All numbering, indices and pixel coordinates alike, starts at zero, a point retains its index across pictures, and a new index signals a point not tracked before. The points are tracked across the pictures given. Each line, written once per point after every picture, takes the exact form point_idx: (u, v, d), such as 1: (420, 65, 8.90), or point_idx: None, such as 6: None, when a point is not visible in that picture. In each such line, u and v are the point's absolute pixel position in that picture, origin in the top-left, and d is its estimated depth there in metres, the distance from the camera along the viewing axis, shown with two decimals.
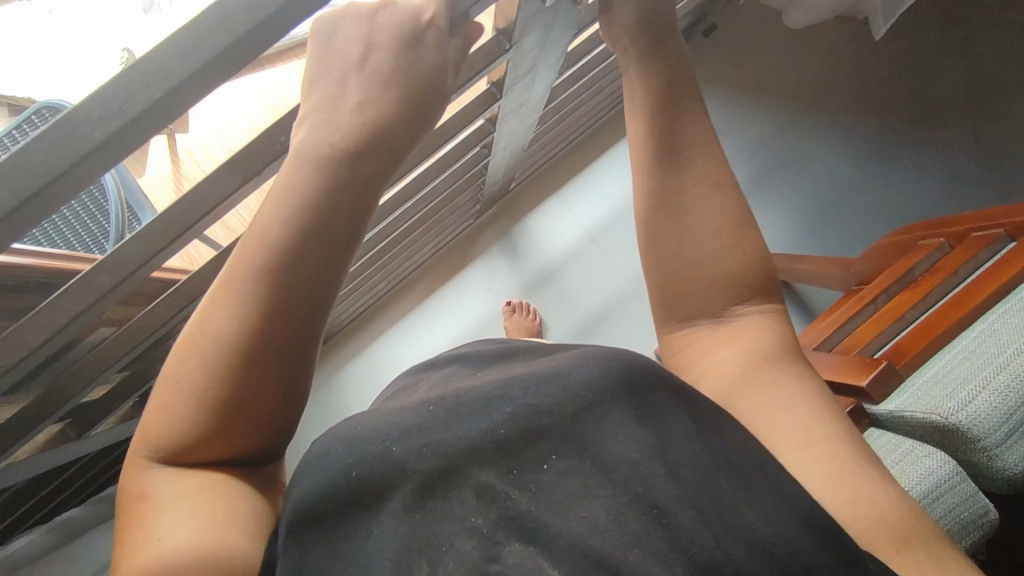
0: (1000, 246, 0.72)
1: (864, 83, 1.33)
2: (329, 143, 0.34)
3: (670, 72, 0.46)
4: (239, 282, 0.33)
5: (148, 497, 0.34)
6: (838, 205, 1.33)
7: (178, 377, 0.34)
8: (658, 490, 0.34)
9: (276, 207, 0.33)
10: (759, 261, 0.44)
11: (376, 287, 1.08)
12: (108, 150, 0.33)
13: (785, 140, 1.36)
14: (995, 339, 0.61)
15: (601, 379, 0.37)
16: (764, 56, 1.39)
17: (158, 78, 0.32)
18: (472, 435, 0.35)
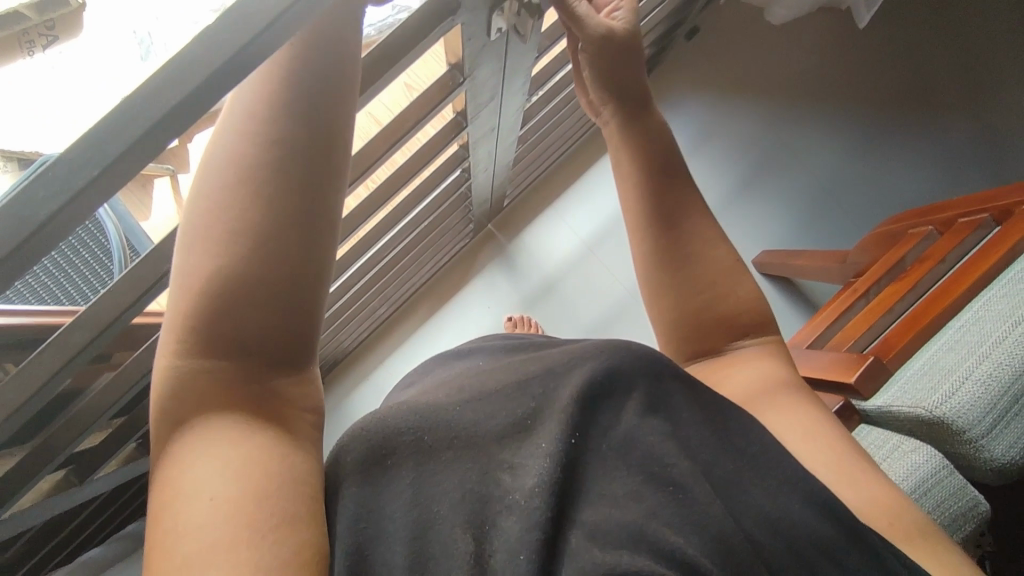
0: (986, 231, 0.78)
1: (837, 79, 1.37)
2: (290, 71, 0.31)
3: (622, 104, 0.51)
4: (252, 168, 0.31)
5: (173, 406, 0.32)
6: (831, 197, 1.34)
7: (198, 282, 0.31)
8: (674, 468, 0.37)
9: (244, 142, 0.31)
10: (754, 302, 0.50)
11: (376, 312, 1.10)
12: (83, 204, 0.25)
13: (770, 138, 1.37)
14: (979, 328, 0.64)
15: (616, 370, 0.41)
16: (742, 57, 1.39)
17: (150, 108, 0.25)
18: (502, 425, 0.40)
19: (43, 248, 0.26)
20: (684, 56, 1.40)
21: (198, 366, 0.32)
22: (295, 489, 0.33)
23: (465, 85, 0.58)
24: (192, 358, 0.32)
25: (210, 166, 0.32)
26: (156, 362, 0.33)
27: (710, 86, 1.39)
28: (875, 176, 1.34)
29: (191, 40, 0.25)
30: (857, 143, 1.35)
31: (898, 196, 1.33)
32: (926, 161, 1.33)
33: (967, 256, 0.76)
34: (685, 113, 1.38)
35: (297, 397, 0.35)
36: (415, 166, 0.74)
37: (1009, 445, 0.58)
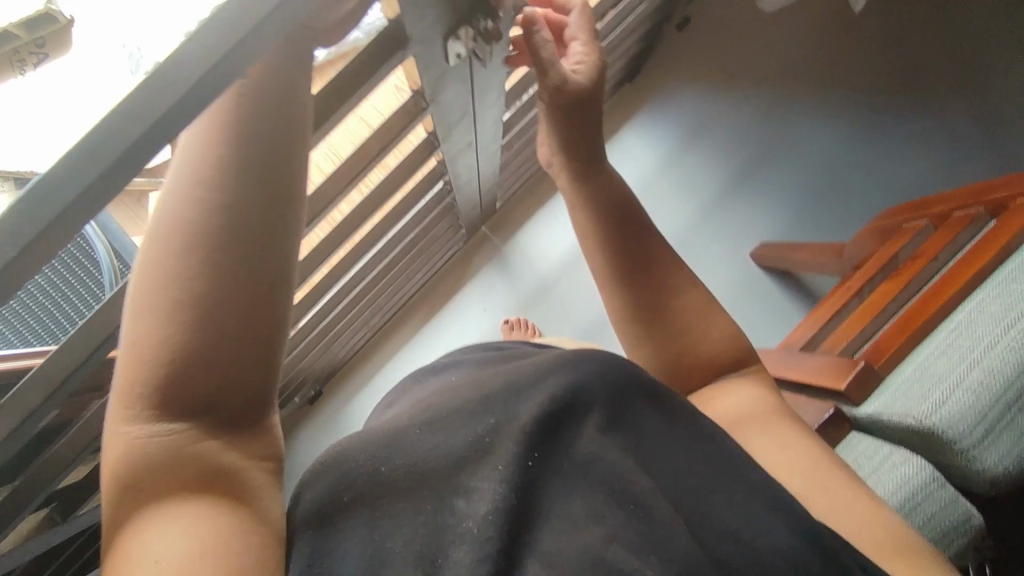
0: (980, 225, 0.75)
1: (836, 63, 1.33)
2: (232, 123, 0.30)
3: (584, 147, 0.50)
4: (200, 226, 0.29)
5: (124, 469, 0.30)
6: (832, 186, 1.32)
7: (149, 344, 0.30)
8: (636, 486, 0.37)
9: (188, 199, 0.29)
10: (734, 331, 0.52)
11: (370, 320, 1.13)
12: None
13: (767, 129, 1.35)
14: (973, 331, 0.62)
15: (579, 386, 0.40)
16: (736, 47, 1.36)
17: None
18: (460, 446, 0.39)
19: None
20: (677, 47, 1.38)
21: (151, 426, 0.31)
22: (251, 542, 0.31)
23: (430, 108, 0.58)
24: (144, 419, 0.31)
25: (154, 228, 0.30)
26: (107, 422, 0.32)
27: (704, 78, 1.37)
28: (878, 163, 1.31)
29: None
30: (859, 131, 1.32)
31: (901, 183, 1.29)
32: (933, 145, 1.28)
33: (962, 253, 0.74)
34: (679, 107, 1.36)
35: (257, 450, 0.34)
36: (393, 184, 0.74)
37: (1000, 456, 0.57)
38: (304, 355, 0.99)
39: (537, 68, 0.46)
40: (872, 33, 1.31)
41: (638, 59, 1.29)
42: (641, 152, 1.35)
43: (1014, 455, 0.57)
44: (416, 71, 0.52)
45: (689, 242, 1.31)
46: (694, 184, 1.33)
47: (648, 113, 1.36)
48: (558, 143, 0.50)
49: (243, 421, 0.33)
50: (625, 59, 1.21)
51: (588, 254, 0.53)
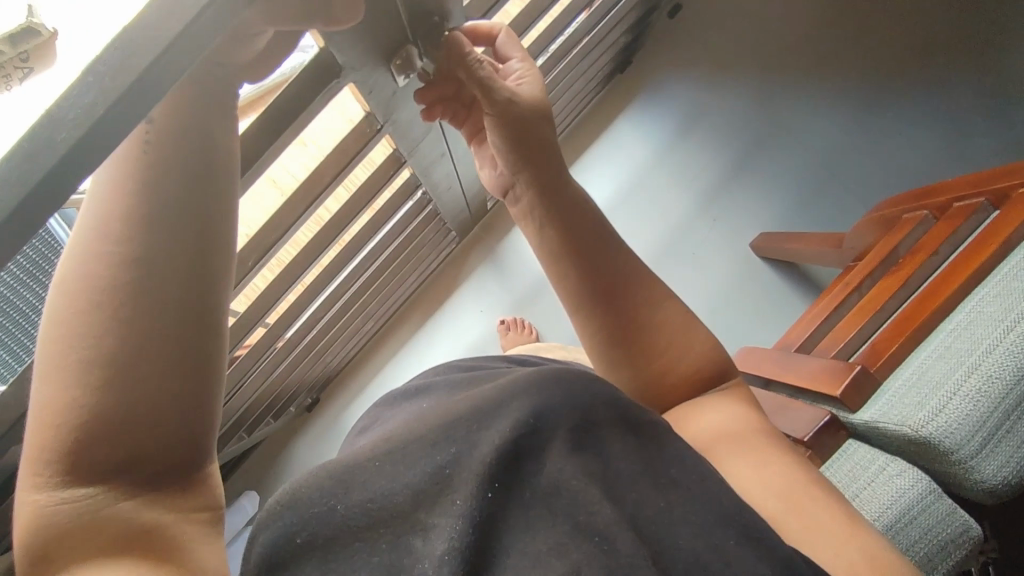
0: (983, 216, 0.72)
1: (837, 44, 1.29)
2: (142, 181, 0.31)
3: (534, 163, 0.52)
4: (109, 281, 0.30)
5: (33, 534, 0.30)
6: (833, 173, 1.29)
7: (61, 400, 0.30)
8: (596, 516, 0.34)
9: (98, 262, 0.30)
10: (713, 349, 0.53)
11: (362, 327, 1.12)
12: None
13: (765, 115, 1.31)
14: (971, 332, 0.60)
15: (541, 411, 0.38)
16: (732, 30, 1.32)
17: None
18: (417, 481, 0.35)
19: None
20: (670, 34, 1.34)
21: (64, 492, 0.31)
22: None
23: (385, 128, 0.64)
24: (58, 483, 0.31)
25: (64, 293, 0.31)
26: (20, 495, 0.31)
27: (699, 65, 1.33)
28: (881, 148, 1.27)
29: None
30: (859, 114, 1.28)
31: (905, 168, 1.26)
32: (936, 126, 1.25)
33: (962, 247, 0.71)
34: (673, 96, 1.33)
35: (187, 503, 0.34)
36: None
37: (1001, 464, 0.55)
38: (295, 366, 0.99)
39: (484, 86, 0.50)
40: (874, 11, 1.26)
41: (628, 49, 1.26)
42: (635, 144, 1.32)
43: (1014, 465, 0.55)
44: (366, 94, 0.57)
45: (687, 235, 1.28)
46: (689, 175, 1.30)
47: (642, 103, 1.33)
48: (506, 162, 0.53)
49: (171, 475, 0.33)
50: (614, 50, 1.18)
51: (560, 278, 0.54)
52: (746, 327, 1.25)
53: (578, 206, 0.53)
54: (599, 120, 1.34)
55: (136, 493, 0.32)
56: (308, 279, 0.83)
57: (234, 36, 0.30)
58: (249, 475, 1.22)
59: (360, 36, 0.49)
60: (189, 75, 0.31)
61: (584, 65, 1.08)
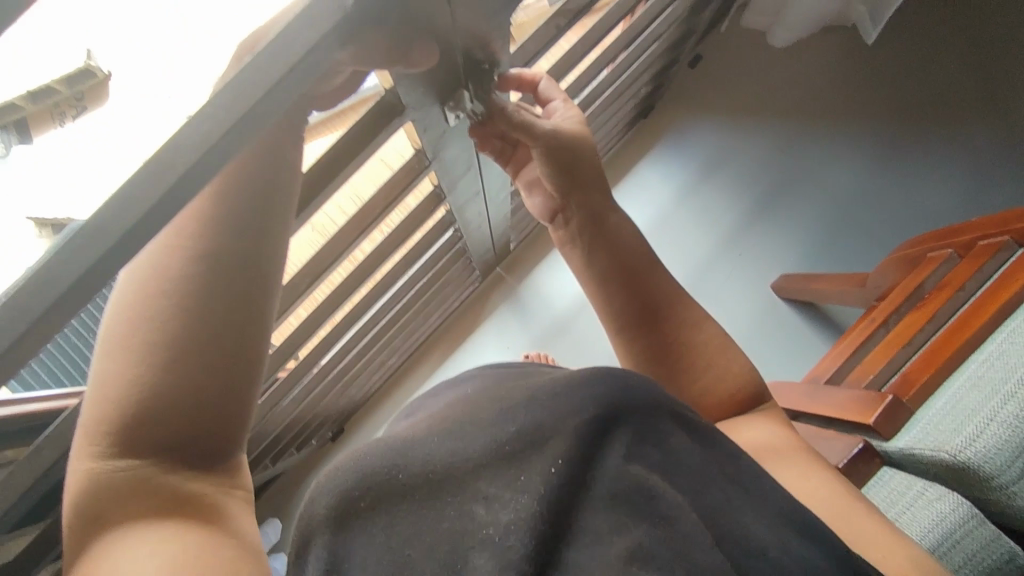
0: (1007, 253, 0.74)
1: (852, 96, 1.34)
2: (216, 194, 0.33)
3: (583, 188, 0.56)
4: (177, 271, 0.33)
5: (85, 499, 0.33)
6: (852, 217, 1.31)
7: (115, 379, 0.32)
8: (660, 496, 0.37)
9: (164, 261, 0.33)
10: (752, 377, 0.54)
11: (386, 362, 1.14)
12: (28, 343, 0.25)
13: (785, 162, 1.35)
14: (1003, 361, 0.61)
15: (612, 403, 0.41)
16: (749, 82, 1.38)
17: (85, 248, 0.24)
18: (484, 450, 0.39)
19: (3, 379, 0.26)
20: (689, 85, 1.40)
21: (111, 464, 0.33)
22: (228, 566, 0.32)
23: (432, 165, 0.59)
24: (105, 458, 0.33)
25: (129, 282, 0.33)
26: (74, 462, 0.34)
27: (719, 114, 1.38)
28: (900, 194, 1.30)
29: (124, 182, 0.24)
30: (876, 162, 1.32)
31: (922, 213, 1.29)
32: (951, 174, 1.29)
33: (989, 283, 0.72)
34: (693, 144, 1.37)
35: (220, 483, 0.36)
36: (407, 224, 0.76)
37: None
38: (323, 397, 1.00)
39: (526, 128, 0.52)
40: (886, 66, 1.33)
41: (650, 98, 1.31)
42: (656, 188, 1.36)
43: None
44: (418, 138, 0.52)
45: (708, 277, 1.31)
46: (708, 220, 1.34)
47: (663, 149, 1.38)
48: (556, 188, 0.56)
49: (211, 464, 0.36)
50: (636, 99, 1.23)
51: (601, 295, 0.58)
52: (769, 367, 1.25)
53: (623, 229, 0.58)
54: (620, 165, 1.38)
55: (178, 469, 0.34)
56: (344, 310, 0.85)
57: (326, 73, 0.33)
58: (269, 507, 1.22)
59: (426, 80, 0.43)
60: (275, 124, 0.34)
61: (609, 112, 1.13)
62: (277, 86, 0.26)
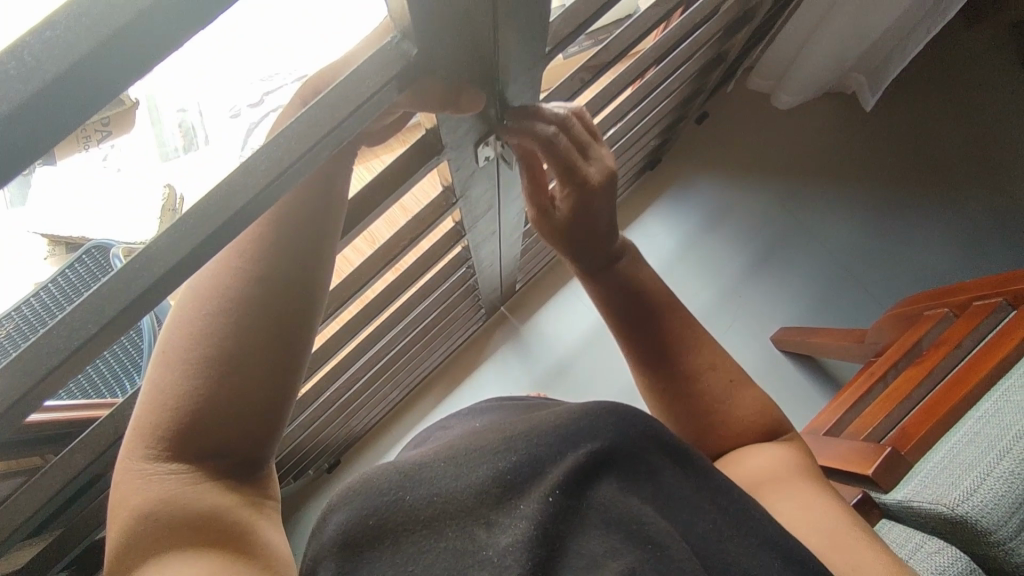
0: (1001, 315, 0.77)
1: (849, 160, 1.41)
2: (272, 223, 0.38)
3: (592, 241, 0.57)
4: (230, 295, 0.38)
5: (132, 500, 0.37)
6: (852, 273, 1.34)
7: (169, 390, 0.37)
8: (650, 526, 0.39)
9: (224, 285, 0.38)
10: (772, 411, 0.56)
11: (388, 396, 1.16)
12: (114, 327, 0.30)
13: (786, 218, 1.39)
14: (1000, 419, 0.63)
15: (606, 438, 0.42)
16: (753, 141, 1.45)
17: (162, 258, 0.29)
18: (482, 480, 0.40)
19: (86, 356, 0.31)
20: (695, 141, 1.46)
21: (153, 466, 0.37)
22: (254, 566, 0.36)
23: (459, 202, 0.62)
24: (153, 462, 0.38)
25: (189, 302, 0.38)
26: (123, 465, 0.38)
27: (724, 169, 1.43)
28: (899, 253, 1.34)
29: (199, 202, 0.29)
30: (874, 222, 1.36)
31: (920, 273, 1.32)
32: (946, 237, 1.33)
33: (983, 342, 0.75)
34: (698, 196, 1.42)
35: (249, 489, 0.41)
36: (426, 260, 0.79)
37: None
38: (324, 427, 1.01)
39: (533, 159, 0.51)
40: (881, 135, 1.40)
41: (658, 152, 1.37)
42: (661, 237, 1.39)
43: None
44: (450, 171, 0.55)
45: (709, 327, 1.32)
46: (712, 270, 1.36)
47: (669, 199, 1.42)
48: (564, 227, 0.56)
49: (241, 470, 0.40)
50: (645, 151, 1.28)
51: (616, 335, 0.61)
52: None
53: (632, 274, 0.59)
54: (627, 213, 1.41)
55: (214, 476, 0.39)
56: (355, 340, 0.87)
57: (375, 120, 0.37)
58: None
59: (463, 126, 0.46)
60: (333, 157, 0.38)
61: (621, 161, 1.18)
62: (334, 128, 0.30)
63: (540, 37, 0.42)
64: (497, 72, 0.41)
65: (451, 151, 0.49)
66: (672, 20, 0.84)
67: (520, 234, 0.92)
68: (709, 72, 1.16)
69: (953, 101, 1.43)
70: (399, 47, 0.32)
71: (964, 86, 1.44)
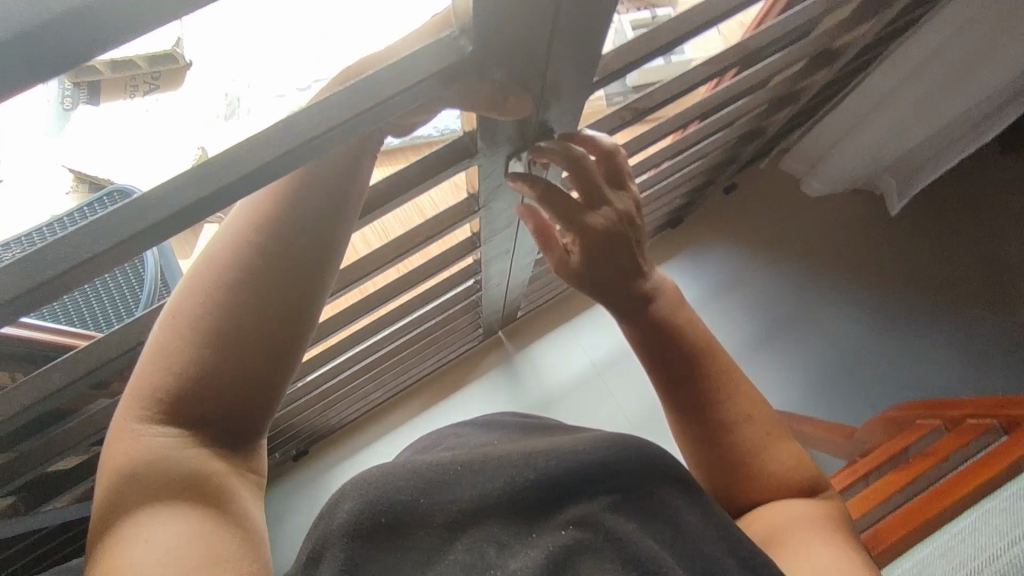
0: (993, 436, 0.76)
1: (866, 257, 1.42)
2: (290, 194, 0.38)
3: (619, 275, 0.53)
4: (241, 262, 0.38)
5: (122, 460, 0.37)
6: (852, 370, 1.33)
7: (169, 355, 0.38)
8: (665, 568, 0.37)
9: (236, 254, 0.38)
10: (808, 465, 0.53)
11: (370, 395, 1.15)
12: (122, 248, 0.30)
13: (795, 301, 1.39)
14: (975, 538, 0.61)
15: (617, 472, 0.42)
16: (776, 220, 1.46)
17: (187, 190, 0.29)
18: (496, 497, 0.41)
19: (87, 272, 0.31)
20: (719, 209, 1.47)
21: (143, 427, 0.37)
22: (232, 543, 0.36)
23: (480, 211, 0.62)
24: (145, 424, 0.38)
25: (199, 267, 0.39)
26: (118, 426, 0.38)
27: (743, 241, 1.44)
28: (901, 359, 1.33)
29: (235, 146, 0.29)
30: (882, 323, 1.36)
31: (920, 384, 1.31)
32: (952, 353, 1.32)
33: (971, 460, 0.74)
34: (712, 263, 1.42)
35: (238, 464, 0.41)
36: (437, 265, 0.79)
37: None
38: (300, 411, 0.99)
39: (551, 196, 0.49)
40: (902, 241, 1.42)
41: (681, 211, 1.39)
42: None
43: None
44: (479, 179, 0.56)
45: None
46: None
47: (684, 259, 1.43)
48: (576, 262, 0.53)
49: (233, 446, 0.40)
50: (669, 207, 1.29)
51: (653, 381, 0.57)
52: None
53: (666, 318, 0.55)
54: None
55: (207, 446, 0.39)
56: (349, 330, 0.86)
57: (419, 108, 0.38)
58: None
59: (501, 136, 0.47)
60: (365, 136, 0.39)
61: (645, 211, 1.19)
62: (381, 102, 0.31)
63: (593, 64, 0.43)
64: (543, 88, 0.42)
65: (484, 156, 0.50)
66: (722, 83, 0.86)
67: (532, 260, 0.92)
68: (744, 145, 1.18)
69: (980, 221, 1.44)
70: (457, 40, 0.33)
71: (991, 209, 1.45)
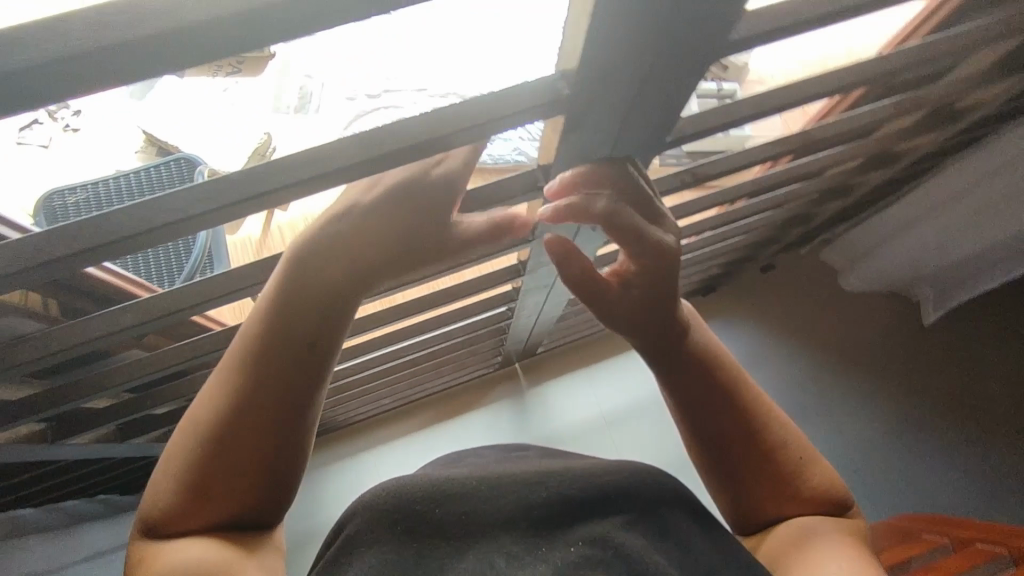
0: (999, 564, 0.75)
1: (892, 361, 1.41)
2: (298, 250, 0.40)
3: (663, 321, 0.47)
4: (248, 332, 0.39)
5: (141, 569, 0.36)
6: (862, 471, 1.31)
7: (182, 446, 0.39)
8: None
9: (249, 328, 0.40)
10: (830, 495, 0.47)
11: (381, 400, 1.16)
12: (243, 205, 0.35)
13: (815, 391, 1.38)
14: None
15: (630, 498, 0.40)
16: (807, 307, 1.47)
17: (313, 164, 0.34)
18: (509, 511, 0.39)
19: (205, 222, 0.35)
20: (753, 286, 1.48)
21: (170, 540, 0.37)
22: None
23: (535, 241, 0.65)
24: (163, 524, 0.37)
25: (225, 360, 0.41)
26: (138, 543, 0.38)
27: (771, 322, 1.45)
28: (915, 470, 1.30)
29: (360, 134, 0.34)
30: (900, 430, 1.34)
31: (930, 499, 1.28)
32: (968, 473, 1.30)
33: None
34: (738, 337, 1.43)
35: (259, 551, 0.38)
36: (477, 285, 0.82)
37: None
38: None
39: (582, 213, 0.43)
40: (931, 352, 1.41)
41: (715, 280, 1.40)
42: None
43: None
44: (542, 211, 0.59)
45: None
46: None
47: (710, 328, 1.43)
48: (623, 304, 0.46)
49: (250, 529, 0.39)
50: (704, 274, 1.31)
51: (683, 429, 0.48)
52: None
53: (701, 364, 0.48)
54: None
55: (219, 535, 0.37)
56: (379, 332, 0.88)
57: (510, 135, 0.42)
58: None
59: None
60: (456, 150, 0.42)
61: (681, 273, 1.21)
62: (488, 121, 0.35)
63: (668, 129, 0.45)
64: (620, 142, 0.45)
65: None
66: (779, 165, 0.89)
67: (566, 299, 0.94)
68: (789, 228, 1.19)
69: None
70: (557, 83, 0.36)
71: None
